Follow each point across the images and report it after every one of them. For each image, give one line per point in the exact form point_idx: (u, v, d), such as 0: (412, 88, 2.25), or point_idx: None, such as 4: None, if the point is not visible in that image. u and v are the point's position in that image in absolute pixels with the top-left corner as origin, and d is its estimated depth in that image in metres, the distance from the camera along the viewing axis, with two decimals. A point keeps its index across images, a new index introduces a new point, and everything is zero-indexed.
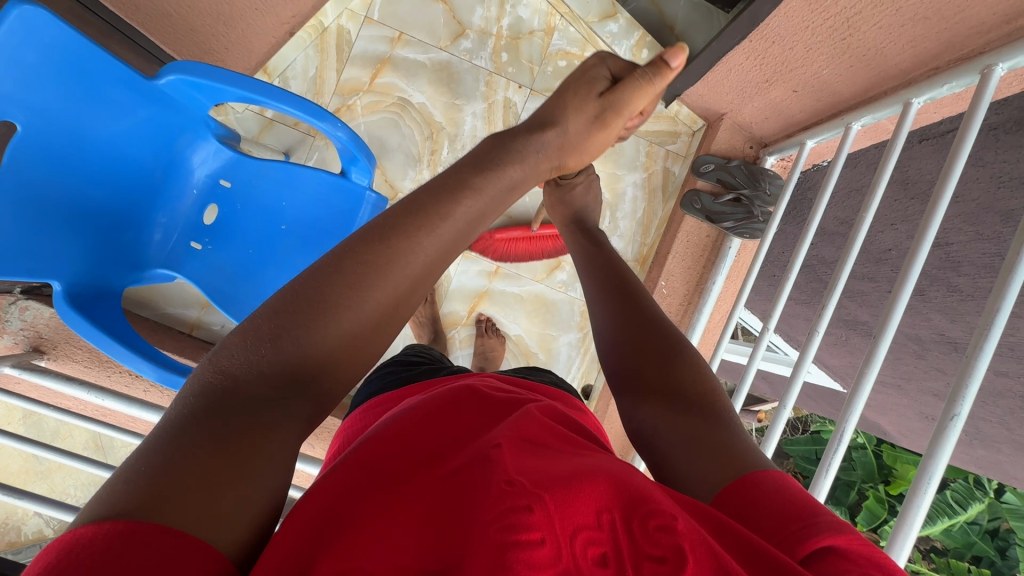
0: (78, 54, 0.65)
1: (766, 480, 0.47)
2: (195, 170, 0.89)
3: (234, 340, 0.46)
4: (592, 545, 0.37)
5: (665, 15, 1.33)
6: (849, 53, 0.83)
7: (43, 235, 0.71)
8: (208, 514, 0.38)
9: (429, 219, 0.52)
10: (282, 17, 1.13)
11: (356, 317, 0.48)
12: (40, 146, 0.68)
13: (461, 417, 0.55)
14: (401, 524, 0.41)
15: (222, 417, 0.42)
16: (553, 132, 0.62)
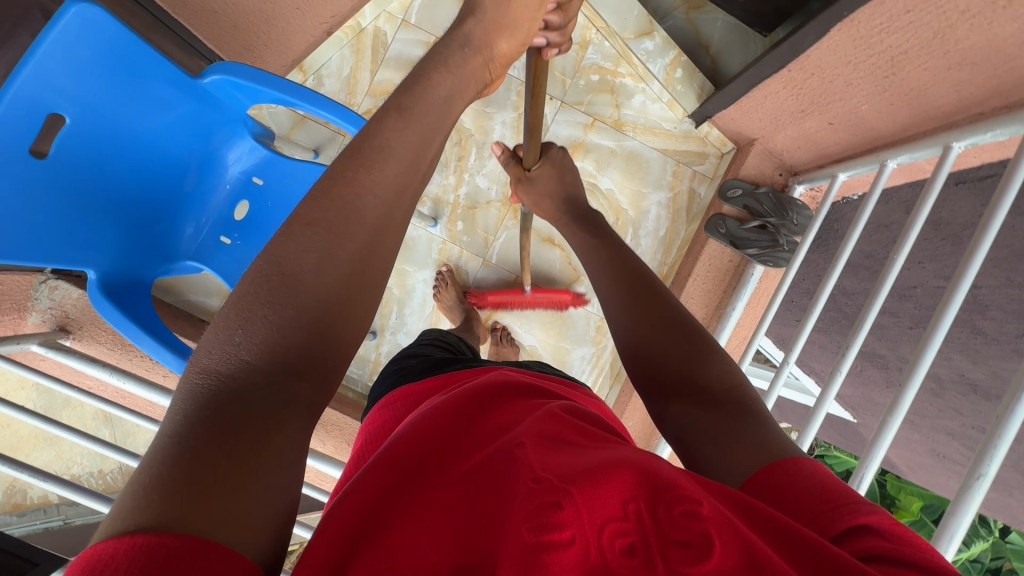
0: (126, 47, 0.67)
1: (793, 464, 0.49)
2: (229, 167, 0.91)
3: (208, 335, 0.45)
4: (620, 536, 0.37)
5: (701, 35, 1.33)
6: (890, 91, 0.82)
7: (83, 224, 0.73)
8: (222, 517, 0.36)
9: (369, 158, 0.51)
10: (321, 17, 1.14)
11: (324, 287, 0.47)
12: (85, 135, 0.69)
13: (484, 409, 0.54)
14: (435, 525, 0.42)
15: (214, 411, 0.41)
16: (473, 21, 0.62)
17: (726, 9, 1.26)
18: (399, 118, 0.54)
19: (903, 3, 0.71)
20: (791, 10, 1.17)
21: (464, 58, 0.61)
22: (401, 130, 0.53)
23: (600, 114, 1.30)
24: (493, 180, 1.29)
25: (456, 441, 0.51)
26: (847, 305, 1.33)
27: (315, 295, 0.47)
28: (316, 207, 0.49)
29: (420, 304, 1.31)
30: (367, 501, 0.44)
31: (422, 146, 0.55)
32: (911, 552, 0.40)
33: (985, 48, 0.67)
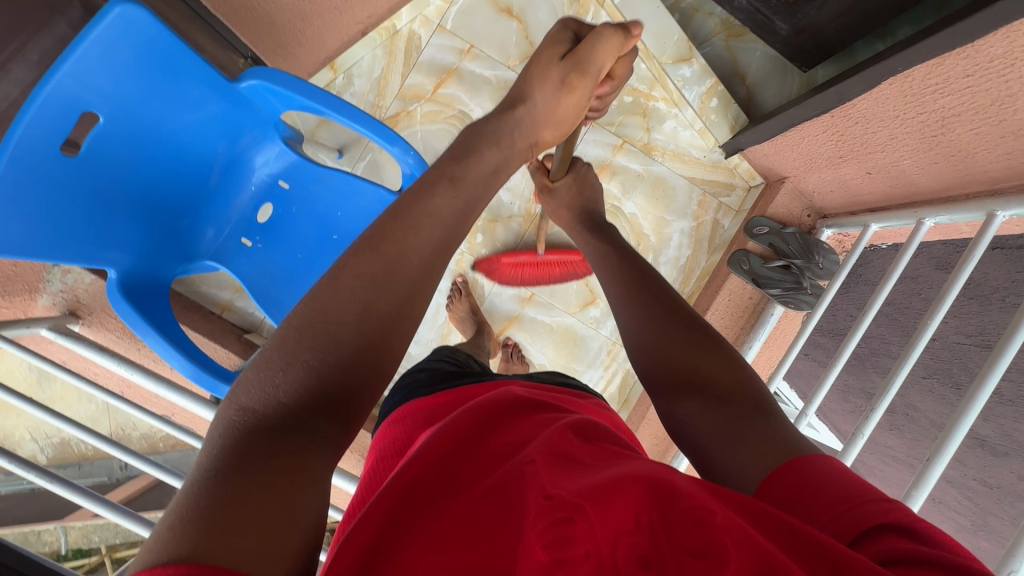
0: (167, 49, 0.65)
1: (807, 463, 0.46)
2: (257, 169, 0.89)
3: (249, 378, 0.45)
4: (633, 546, 0.37)
5: (738, 63, 1.31)
6: (936, 150, 0.80)
7: (108, 221, 0.72)
8: (260, 543, 0.35)
9: (417, 219, 0.53)
10: (357, 16, 1.12)
11: (365, 334, 0.48)
12: (116, 132, 0.68)
13: (497, 421, 0.53)
14: (452, 540, 0.40)
15: (253, 452, 0.40)
16: (524, 109, 0.65)
17: (767, 41, 1.24)
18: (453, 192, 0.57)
19: (964, 66, 0.69)
20: (834, 49, 1.16)
21: (514, 142, 0.65)
22: (449, 198, 0.56)
23: (631, 137, 1.27)
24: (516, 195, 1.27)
25: (469, 452, 0.49)
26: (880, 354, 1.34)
27: (355, 344, 0.47)
28: (365, 260, 0.50)
29: (432, 313, 1.30)
30: (386, 526, 0.41)
31: (464, 216, 0.58)
32: (931, 550, 0.37)
33: None
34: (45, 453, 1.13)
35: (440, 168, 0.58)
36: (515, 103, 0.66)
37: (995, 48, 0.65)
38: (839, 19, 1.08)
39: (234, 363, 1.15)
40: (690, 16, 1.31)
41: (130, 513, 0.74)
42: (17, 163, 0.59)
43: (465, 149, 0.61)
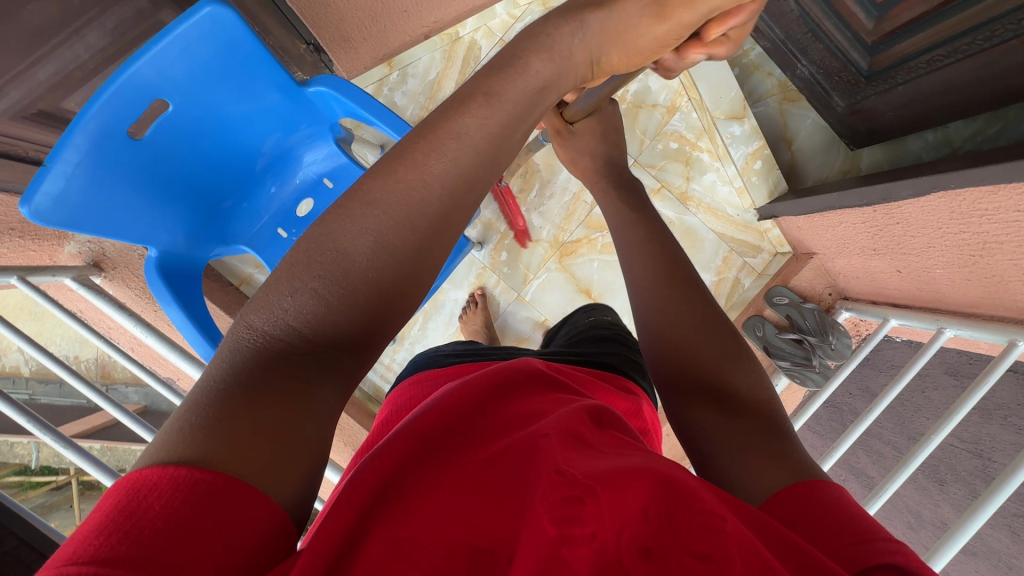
0: (244, 49, 0.65)
1: (822, 489, 0.45)
2: (305, 166, 0.89)
3: (263, 295, 0.44)
4: (637, 537, 0.36)
5: (788, 128, 1.32)
6: (971, 267, 0.81)
7: (166, 202, 0.74)
8: (264, 462, 0.37)
9: (436, 136, 0.47)
10: (423, 20, 1.12)
11: (380, 269, 0.45)
12: (181, 116, 0.68)
13: (507, 394, 0.54)
14: (453, 493, 0.41)
15: (259, 374, 0.40)
16: (598, 14, 0.52)
17: (820, 114, 1.26)
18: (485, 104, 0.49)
19: (1016, 203, 0.69)
20: (886, 136, 1.15)
21: (571, 51, 0.54)
22: (483, 116, 0.49)
23: (669, 183, 1.29)
24: (548, 219, 1.29)
25: (479, 418, 0.50)
26: (867, 440, 1.37)
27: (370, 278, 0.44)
28: (381, 185, 0.46)
29: (447, 319, 1.31)
30: (394, 469, 0.42)
31: (502, 136, 0.50)
32: None
33: None
34: (28, 365, 1.41)
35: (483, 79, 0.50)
36: (591, 4, 0.53)
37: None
38: (897, 111, 1.07)
39: None
40: (750, 72, 1.32)
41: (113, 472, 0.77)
42: (87, 143, 0.61)
43: (509, 53, 0.52)
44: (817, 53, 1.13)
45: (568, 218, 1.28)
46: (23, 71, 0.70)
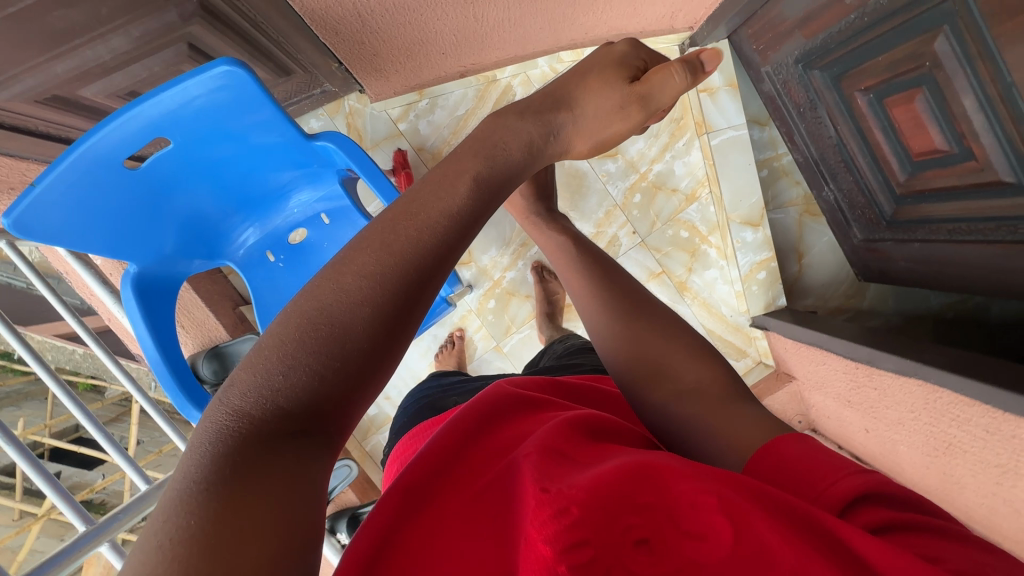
0: (247, 96, 0.64)
1: (786, 443, 0.46)
2: (303, 198, 0.89)
3: (244, 379, 0.36)
4: (633, 529, 0.38)
5: (802, 241, 1.31)
6: (932, 459, 0.81)
7: (155, 223, 0.74)
8: (255, 545, 0.31)
9: (431, 216, 0.42)
10: (460, 61, 1.09)
11: (379, 340, 0.38)
12: (184, 138, 0.67)
13: (496, 422, 0.57)
14: (455, 535, 0.42)
15: (239, 465, 0.33)
16: (570, 114, 0.58)
17: (836, 238, 1.25)
18: (474, 193, 0.44)
19: (988, 422, 0.68)
20: (894, 280, 1.14)
21: (535, 149, 0.54)
22: (470, 200, 0.44)
23: (670, 270, 1.31)
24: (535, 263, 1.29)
25: (466, 459, 0.51)
26: None
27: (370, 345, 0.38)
28: (376, 255, 0.39)
29: (423, 350, 1.34)
30: (388, 528, 0.43)
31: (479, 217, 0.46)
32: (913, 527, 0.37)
33: (1015, 497, 0.66)
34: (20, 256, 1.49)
35: (464, 162, 0.46)
36: (557, 104, 0.58)
37: (1018, 434, 0.63)
38: (909, 262, 1.06)
39: (217, 335, 1.14)
40: (778, 177, 1.29)
41: (66, 495, 0.72)
42: (82, 167, 0.61)
43: (487, 142, 0.50)
44: (845, 183, 1.10)
45: None
46: (40, 64, 0.69)
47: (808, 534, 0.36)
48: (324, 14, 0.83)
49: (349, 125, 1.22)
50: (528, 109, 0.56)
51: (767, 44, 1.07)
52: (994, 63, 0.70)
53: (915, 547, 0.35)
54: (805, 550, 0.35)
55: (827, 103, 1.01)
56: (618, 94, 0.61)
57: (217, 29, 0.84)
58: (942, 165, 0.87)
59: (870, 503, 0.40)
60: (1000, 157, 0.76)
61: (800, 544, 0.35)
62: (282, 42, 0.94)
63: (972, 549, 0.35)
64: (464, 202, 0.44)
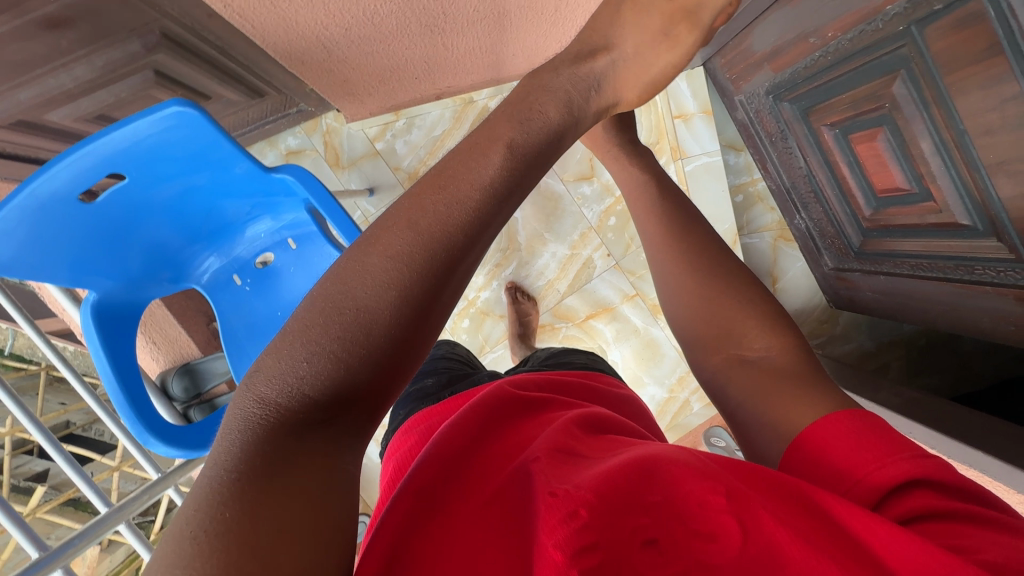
0: (197, 129, 0.64)
1: (835, 423, 0.45)
2: (268, 222, 0.89)
3: (270, 365, 0.36)
4: (640, 530, 0.39)
5: (776, 266, 1.33)
6: None
7: (116, 251, 0.77)
8: (290, 544, 0.31)
9: (462, 191, 0.40)
10: (435, 85, 1.09)
11: (405, 328, 0.37)
12: (141, 165, 0.67)
13: (509, 424, 0.56)
14: (475, 536, 0.42)
15: (266, 461, 0.33)
16: (606, 57, 0.53)
17: (807, 265, 1.25)
18: (509, 163, 0.42)
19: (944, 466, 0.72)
20: (862, 308, 1.15)
21: (588, 102, 0.50)
22: (503, 170, 0.41)
23: (644, 293, 1.30)
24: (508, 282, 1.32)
25: (475, 464, 0.50)
26: None
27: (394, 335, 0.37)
28: (405, 238, 0.38)
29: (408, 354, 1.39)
30: (406, 521, 0.43)
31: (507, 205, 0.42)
32: (949, 515, 0.37)
33: None
34: None
35: (497, 129, 0.43)
36: (594, 52, 0.54)
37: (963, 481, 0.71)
38: (876, 294, 1.07)
39: (189, 351, 1.14)
40: (753, 202, 1.34)
41: (20, 521, 0.71)
42: (32, 207, 0.62)
43: (523, 105, 0.46)
44: (816, 213, 1.11)
45: (537, 301, 1.32)
46: (4, 92, 0.70)
47: (834, 532, 0.37)
48: (289, 48, 0.81)
49: (327, 143, 1.25)
50: (563, 61, 0.52)
51: (739, 75, 1.09)
52: (947, 109, 0.71)
53: (951, 537, 0.35)
54: (824, 548, 0.35)
55: (796, 135, 1.02)
56: (656, 18, 0.56)
57: (182, 56, 0.84)
58: (903, 204, 0.87)
59: (913, 487, 0.40)
60: (957, 200, 0.77)
61: (819, 540, 0.36)
62: (252, 67, 0.96)
63: (1003, 537, 0.35)
64: (499, 172, 0.41)
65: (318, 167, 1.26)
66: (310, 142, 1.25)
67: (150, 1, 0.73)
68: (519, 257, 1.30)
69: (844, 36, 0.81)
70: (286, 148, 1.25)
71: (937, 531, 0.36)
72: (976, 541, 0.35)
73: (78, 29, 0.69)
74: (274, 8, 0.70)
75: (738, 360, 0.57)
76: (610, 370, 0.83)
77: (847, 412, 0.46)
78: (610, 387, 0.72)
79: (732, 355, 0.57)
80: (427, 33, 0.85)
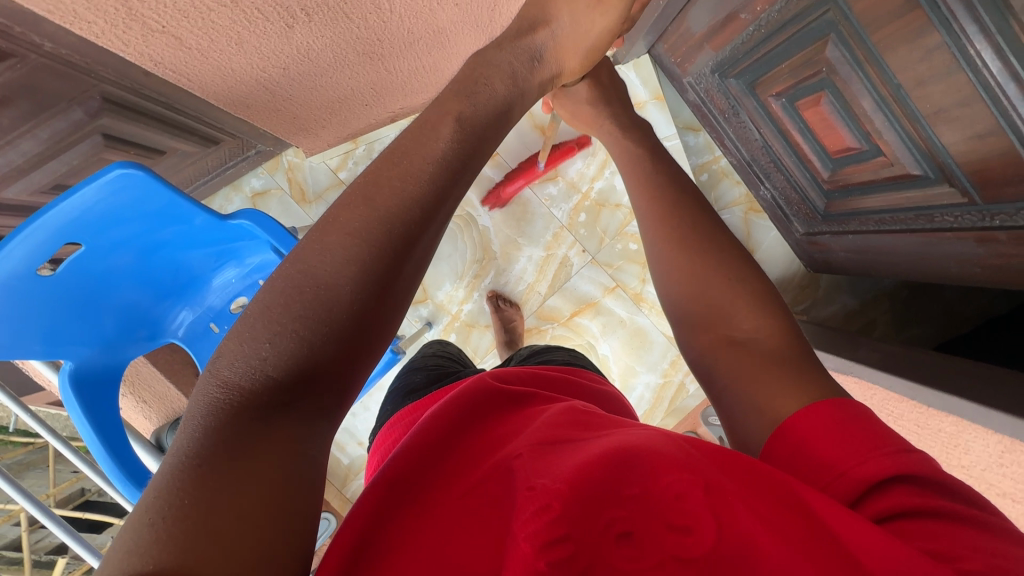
0: (146, 189, 0.65)
1: (825, 412, 0.43)
2: (234, 268, 0.89)
3: (232, 347, 0.36)
4: (616, 523, 0.37)
5: (751, 239, 1.34)
6: None
7: (89, 317, 0.77)
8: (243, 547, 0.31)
9: (416, 166, 0.41)
10: (387, 108, 1.10)
11: (367, 301, 0.38)
12: (94, 228, 0.67)
13: (493, 414, 0.55)
14: (448, 527, 0.41)
15: (211, 459, 0.32)
16: (546, 32, 0.56)
17: (781, 233, 1.26)
18: (458, 135, 0.44)
19: (918, 418, 0.76)
20: (839, 270, 1.16)
21: (530, 75, 0.54)
22: (455, 143, 0.44)
23: (624, 283, 1.31)
24: (488, 290, 1.33)
25: (457, 454, 0.49)
26: None
27: (357, 311, 0.38)
28: (359, 213, 0.39)
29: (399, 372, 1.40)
30: (371, 520, 0.42)
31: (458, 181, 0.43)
32: (930, 513, 0.36)
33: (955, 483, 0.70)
34: None
35: (446, 104, 0.46)
36: (533, 25, 0.56)
37: (945, 429, 0.71)
38: (848, 253, 1.08)
39: (181, 405, 1.14)
40: (719, 179, 1.34)
41: None
42: None
43: (470, 80, 0.49)
44: (779, 181, 1.12)
45: (520, 306, 1.33)
46: None
47: (809, 526, 0.35)
48: (230, 94, 0.82)
49: (290, 180, 1.26)
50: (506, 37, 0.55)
51: (683, 57, 1.10)
52: (879, 66, 0.73)
53: (929, 541, 0.34)
54: (805, 547, 0.34)
55: (747, 108, 1.03)
56: None
57: (127, 116, 0.85)
58: (858, 161, 0.88)
59: (896, 486, 0.38)
60: (905, 153, 0.79)
61: (791, 531, 0.35)
62: (202, 117, 0.97)
63: (994, 540, 0.33)
64: (449, 145, 0.43)
65: (285, 206, 1.26)
66: (274, 181, 1.26)
67: (87, 69, 0.74)
68: (497, 265, 1.31)
69: (773, 8, 0.83)
70: (250, 190, 1.25)
71: (919, 533, 0.35)
72: (962, 546, 0.33)
73: (19, 106, 0.69)
74: (207, 60, 0.70)
75: (728, 342, 0.54)
76: (593, 366, 0.83)
77: (843, 405, 0.44)
78: (596, 386, 0.73)
79: (721, 336, 0.55)
80: (367, 60, 0.85)
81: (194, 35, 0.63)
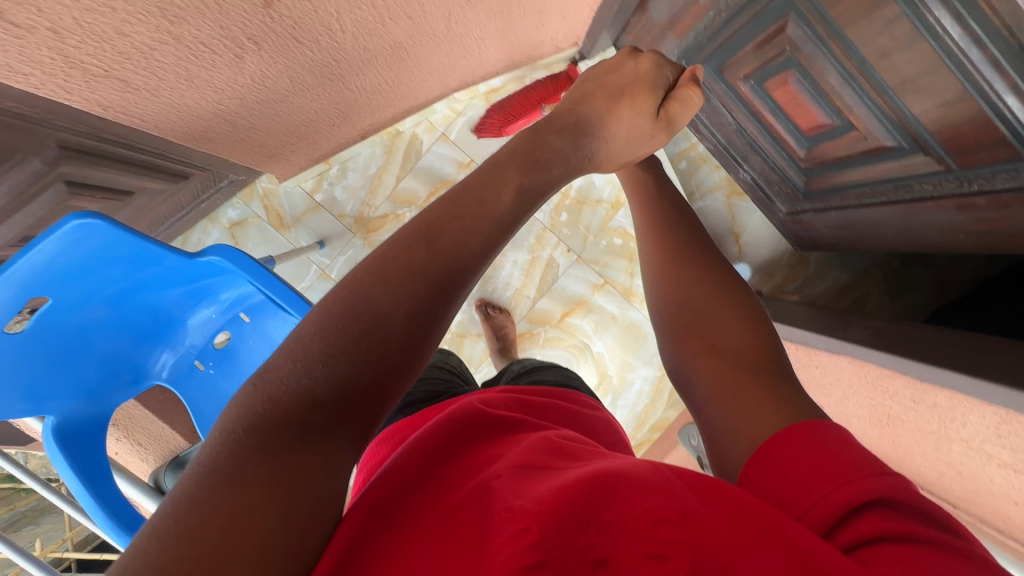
0: (106, 236, 0.64)
1: (806, 433, 0.42)
2: (212, 305, 0.88)
3: (279, 365, 0.37)
4: (592, 549, 0.36)
5: (735, 222, 1.32)
6: (885, 424, 0.83)
7: (66, 369, 0.76)
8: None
9: (478, 222, 0.41)
10: (356, 126, 1.09)
11: (415, 339, 0.39)
12: (59, 281, 0.65)
13: (482, 436, 0.54)
14: (423, 553, 0.40)
15: (219, 487, 0.32)
16: (605, 137, 0.51)
17: (765, 215, 1.25)
18: (522, 200, 0.44)
19: (913, 394, 0.75)
20: (825, 246, 1.16)
21: (573, 157, 0.49)
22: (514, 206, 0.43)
23: (612, 279, 1.30)
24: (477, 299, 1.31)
25: (441, 475, 0.48)
26: None
27: (405, 347, 0.38)
28: (420, 255, 0.39)
29: None
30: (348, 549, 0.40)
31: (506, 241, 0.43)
32: (908, 540, 0.34)
33: (955, 455, 0.69)
34: None
35: (508, 170, 0.44)
36: (582, 124, 0.51)
37: (940, 403, 0.70)
38: (832, 229, 1.07)
39: (177, 444, 1.13)
40: (698, 166, 1.33)
41: None
42: None
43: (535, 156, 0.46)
44: (757, 163, 1.11)
45: (510, 312, 1.31)
46: None
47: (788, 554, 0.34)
48: (188, 128, 0.81)
49: (267, 207, 1.25)
50: (557, 126, 0.50)
51: None
52: (842, 40, 0.71)
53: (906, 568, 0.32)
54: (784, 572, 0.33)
55: (717, 93, 1.01)
56: (647, 123, 0.53)
57: (87, 161, 0.83)
58: (832, 138, 0.87)
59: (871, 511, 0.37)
60: (878, 125, 0.77)
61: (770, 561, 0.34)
62: (167, 154, 0.97)
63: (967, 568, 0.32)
64: (509, 209, 0.43)
65: (264, 233, 1.25)
66: (251, 210, 1.25)
67: (39, 119, 0.72)
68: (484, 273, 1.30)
69: None
70: (227, 221, 1.24)
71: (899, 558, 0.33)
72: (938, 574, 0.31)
73: None
74: (158, 98, 0.69)
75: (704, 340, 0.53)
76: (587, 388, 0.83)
77: (818, 428, 0.42)
78: (587, 409, 0.71)
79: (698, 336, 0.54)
80: (326, 82, 0.84)
81: (139, 76, 0.62)
